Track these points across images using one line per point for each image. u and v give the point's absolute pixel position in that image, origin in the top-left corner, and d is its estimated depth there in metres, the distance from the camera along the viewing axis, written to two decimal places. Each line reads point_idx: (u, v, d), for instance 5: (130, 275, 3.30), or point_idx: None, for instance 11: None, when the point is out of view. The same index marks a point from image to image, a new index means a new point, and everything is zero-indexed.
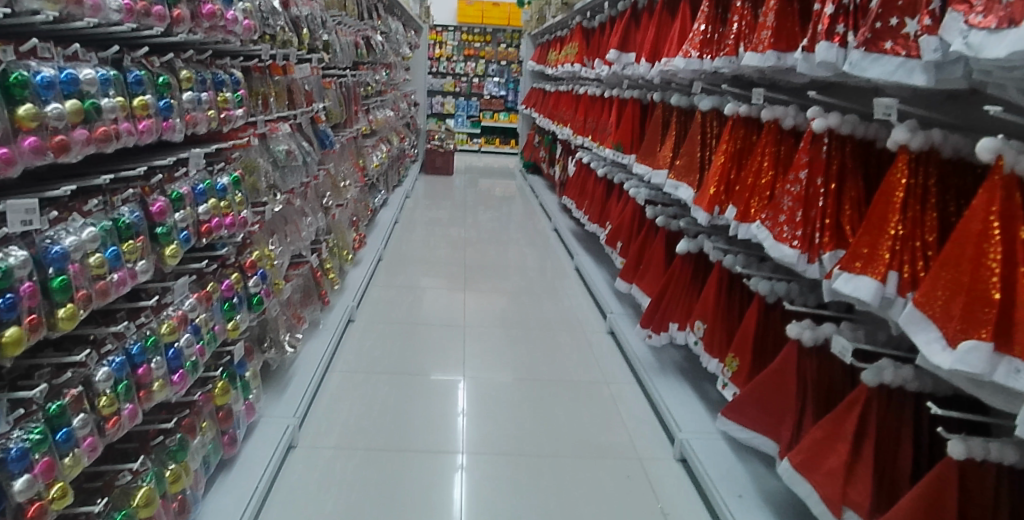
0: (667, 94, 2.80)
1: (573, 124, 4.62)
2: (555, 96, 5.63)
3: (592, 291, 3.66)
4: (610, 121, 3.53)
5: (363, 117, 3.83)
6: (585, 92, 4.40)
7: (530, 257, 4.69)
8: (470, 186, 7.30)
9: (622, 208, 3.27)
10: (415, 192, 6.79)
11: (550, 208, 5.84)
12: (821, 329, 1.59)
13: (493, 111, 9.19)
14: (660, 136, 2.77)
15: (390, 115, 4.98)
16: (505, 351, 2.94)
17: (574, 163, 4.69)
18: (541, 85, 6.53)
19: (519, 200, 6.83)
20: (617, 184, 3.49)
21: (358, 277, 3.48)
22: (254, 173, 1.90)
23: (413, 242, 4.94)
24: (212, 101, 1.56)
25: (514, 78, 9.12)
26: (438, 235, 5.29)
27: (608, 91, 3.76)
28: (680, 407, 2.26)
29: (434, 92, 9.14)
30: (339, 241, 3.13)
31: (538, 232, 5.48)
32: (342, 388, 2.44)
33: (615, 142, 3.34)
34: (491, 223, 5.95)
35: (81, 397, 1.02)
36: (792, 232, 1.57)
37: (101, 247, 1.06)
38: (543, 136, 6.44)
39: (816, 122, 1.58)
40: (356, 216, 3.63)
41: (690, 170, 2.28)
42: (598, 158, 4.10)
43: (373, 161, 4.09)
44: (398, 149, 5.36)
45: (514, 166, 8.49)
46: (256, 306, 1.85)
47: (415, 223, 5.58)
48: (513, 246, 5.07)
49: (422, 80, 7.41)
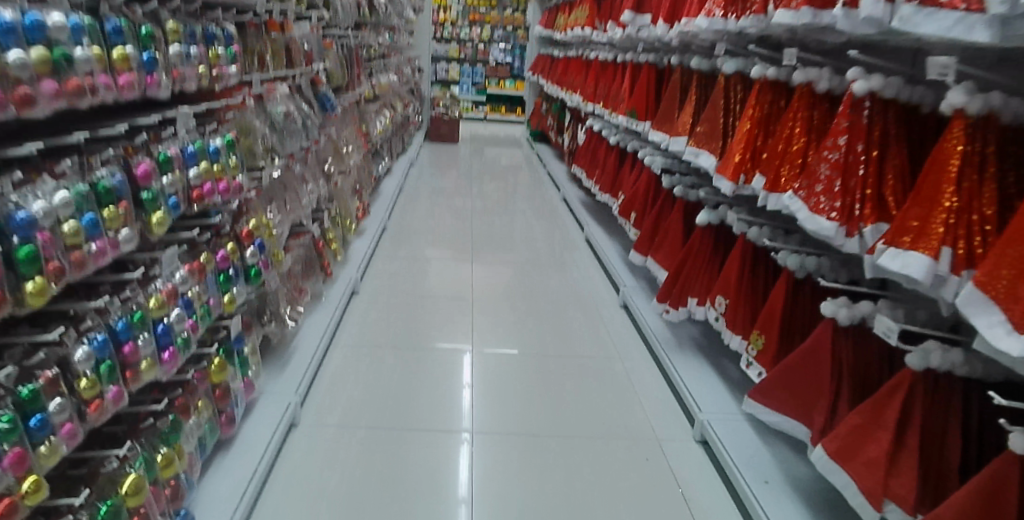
0: (685, 57, 2.65)
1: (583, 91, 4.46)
2: (563, 61, 5.46)
3: (603, 263, 3.56)
4: (623, 87, 3.38)
5: (366, 81, 3.68)
6: (596, 57, 4.24)
7: (538, 228, 4.58)
8: (475, 155, 7.14)
9: (635, 178, 3.15)
10: (420, 160, 6.64)
11: (558, 178, 5.71)
12: (858, 307, 1.50)
13: (499, 78, 8.96)
14: (678, 101, 2.64)
15: (393, 80, 4.82)
16: (513, 324, 2.85)
17: (584, 131, 4.54)
18: (549, 51, 6.34)
19: (525, 169, 6.69)
20: (631, 152, 3.36)
21: (362, 247, 3.37)
22: (251, 135, 1.78)
23: (418, 212, 4.82)
24: (202, 56, 1.44)
25: (520, 44, 8.89)
26: (444, 204, 5.17)
27: (621, 56, 3.60)
28: (696, 386, 2.17)
29: (438, 59, 8.93)
30: (342, 210, 3.02)
31: (545, 202, 5.35)
32: (345, 363, 2.36)
33: (629, 108, 3.20)
34: (497, 192, 5.82)
35: (58, 380, 0.93)
36: (829, 202, 1.45)
37: (78, 215, 0.95)
38: (550, 104, 6.27)
39: (856, 84, 1.44)
40: (360, 183, 3.51)
41: (712, 136, 2.16)
42: (610, 126, 3.96)
43: (376, 127, 3.96)
44: (401, 116, 5.20)
45: (520, 135, 8.31)
46: (252, 278, 1.76)
47: (420, 192, 5.45)
48: (520, 215, 4.96)
49: (426, 45, 7.21)
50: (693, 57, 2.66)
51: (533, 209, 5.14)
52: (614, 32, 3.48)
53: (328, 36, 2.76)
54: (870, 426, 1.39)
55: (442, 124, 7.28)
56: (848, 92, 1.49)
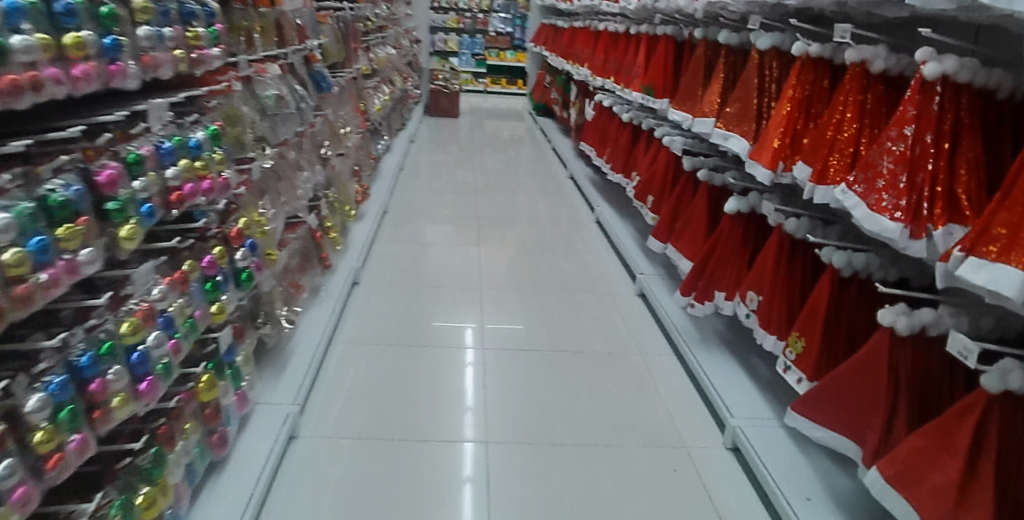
0: (710, 30, 2.45)
1: (591, 64, 4.24)
2: (568, 32, 5.22)
3: (615, 247, 3.39)
4: (638, 61, 3.17)
5: (363, 57, 3.47)
6: (606, 28, 4.01)
7: (544, 206, 4.39)
8: (476, 130, 6.91)
9: (652, 159, 2.97)
10: (420, 135, 6.41)
11: (563, 153, 5.51)
12: (919, 314, 1.33)
13: (499, 49, 8.68)
14: (702, 78, 2.45)
15: (391, 53, 4.59)
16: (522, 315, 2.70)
17: (592, 107, 4.34)
18: (553, 21, 6.08)
19: (528, 144, 6.47)
20: (646, 131, 3.17)
21: (363, 232, 3.19)
22: (239, 124, 1.61)
23: (420, 190, 4.62)
24: (179, 38, 1.26)
25: (521, 14, 8.60)
26: (446, 182, 4.97)
27: (634, 27, 3.39)
28: (726, 387, 2.02)
29: (436, 29, 8.63)
30: (342, 194, 2.84)
31: (550, 179, 5.16)
32: (346, 363, 2.21)
33: (645, 84, 3.00)
34: (500, 168, 5.61)
35: (3, 439, 0.78)
36: (894, 201, 1.28)
37: (21, 239, 0.78)
38: (554, 76, 6.04)
39: (926, 67, 1.25)
40: (359, 165, 3.33)
41: (744, 118, 1.98)
42: (623, 102, 3.75)
43: (374, 104, 3.75)
44: (400, 91, 4.97)
45: (521, 108, 8.06)
46: (245, 283, 1.57)
47: (420, 169, 5.24)
48: (525, 193, 4.76)
49: (424, 15, 6.93)
50: (718, 29, 2.46)
51: (538, 186, 4.95)
52: (627, 2, 3.26)
53: (323, 10, 2.56)
54: (934, 451, 1.24)
55: (441, 96, 7.00)
56: (916, 73, 1.29)
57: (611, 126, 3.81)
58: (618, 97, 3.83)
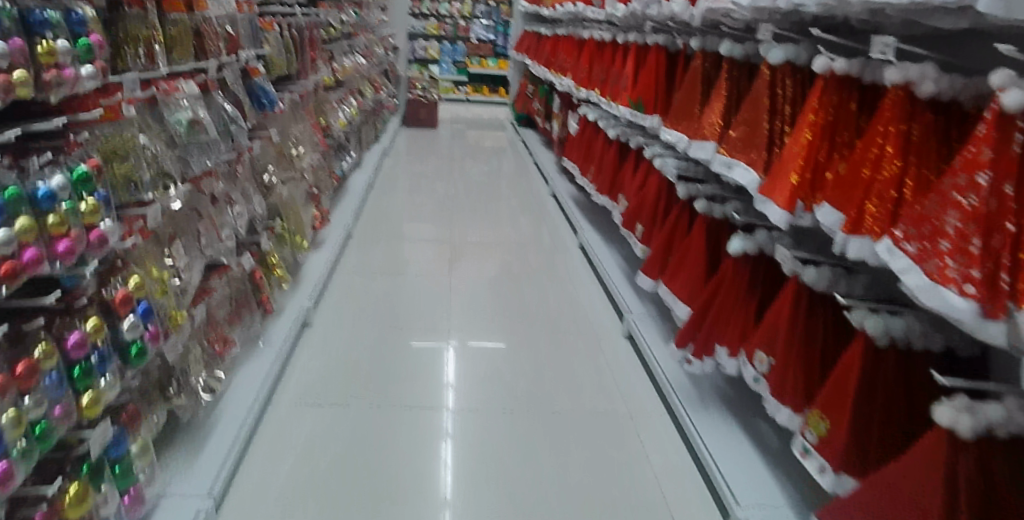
0: (708, 40, 2.17)
1: (576, 75, 3.94)
2: (551, 40, 4.93)
3: (601, 276, 3.08)
4: (627, 72, 2.88)
5: (326, 67, 3.15)
6: (591, 36, 3.72)
7: (525, 225, 4.09)
8: (456, 141, 6.58)
9: (641, 180, 2.68)
10: (397, 146, 6.08)
11: (545, 167, 5.21)
12: (984, 412, 1.05)
13: (481, 57, 8.38)
14: (699, 94, 2.16)
15: (363, 61, 4.28)
16: (507, 348, 2.50)
17: (576, 120, 4.05)
18: (535, 28, 5.80)
19: (510, 156, 6.16)
20: (635, 149, 2.87)
21: (320, 262, 2.85)
22: (132, 157, 1.28)
23: (392, 206, 4.29)
24: (18, 55, 0.92)
25: (504, 20, 8.32)
26: (421, 197, 4.65)
27: (620, 36, 3.10)
28: (731, 461, 1.72)
29: (416, 36, 8.33)
30: (294, 221, 2.51)
31: (533, 194, 4.86)
32: (304, 412, 1.99)
33: (634, 98, 2.70)
34: (480, 181, 5.29)
35: None
36: (960, 270, 0.97)
37: None
38: (536, 86, 5.75)
39: (1006, 96, 0.95)
40: (320, 187, 3.00)
41: (752, 144, 1.70)
42: (609, 117, 3.46)
43: (340, 118, 3.43)
44: (372, 102, 4.64)
45: (503, 117, 7.75)
46: (134, 360, 1.25)
47: (395, 183, 4.92)
48: (504, 210, 4.45)
49: (403, 20, 6.62)
50: (718, 39, 2.17)
51: (519, 202, 4.64)
52: (614, 9, 2.97)
53: (268, 14, 2.23)
54: None
55: (420, 106, 6.66)
56: (993, 102, 0.99)
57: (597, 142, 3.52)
58: (604, 111, 3.53)
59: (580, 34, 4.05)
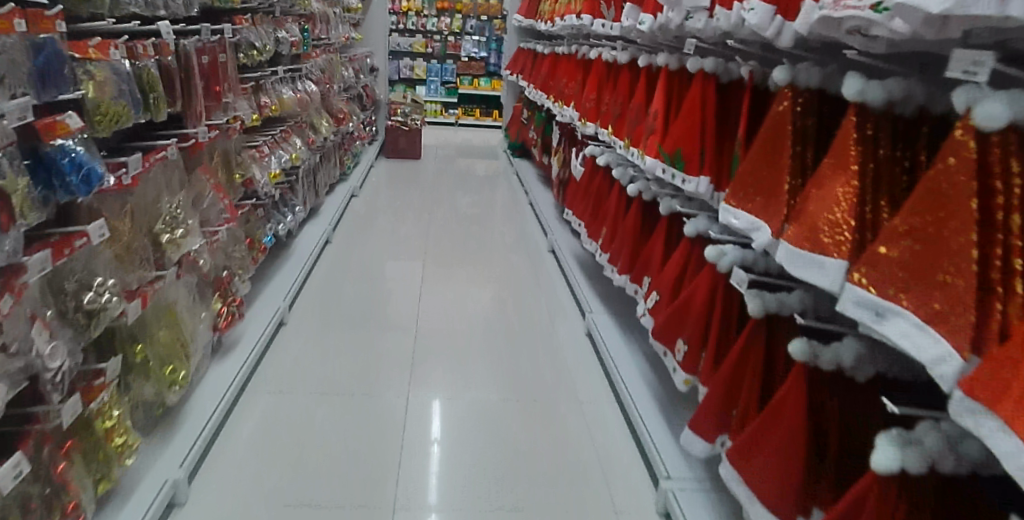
0: (802, 71, 1.37)
1: (580, 105, 3.11)
2: (549, 60, 4.11)
3: (618, 387, 2.23)
4: (655, 108, 2.06)
5: (248, 102, 2.32)
6: (601, 55, 2.88)
7: (518, 287, 3.23)
8: (441, 171, 5.71)
9: (677, 266, 1.88)
10: (374, 176, 5.24)
11: (542, 207, 4.36)
12: None
13: (472, 76, 7.57)
14: (791, 158, 1.34)
15: (320, 89, 3.44)
16: (498, 417, 2.12)
17: (580, 160, 3.21)
18: (531, 45, 5.02)
19: (503, 188, 5.33)
20: (665, 217, 2.06)
21: (227, 382, 1.99)
22: None
23: (356, 260, 3.43)
24: None
25: (497, 36, 7.51)
26: (394, 244, 3.79)
27: (642, 57, 2.28)
28: None
29: (401, 53, 7.52)
30: (161, 340, 1.67)
31: (527, 240, 4.01)
32: (258, 483, 1.72)
33: (670, 147, 1.88)
34: (467, 220, 4.44)
35: None
36: None
37: None
38: (533, 112, 4.93)
39: None
40: (229, 267, 2.16)
41: (928, 292, 0.88)
42: (626, 162, 2.63)
43: (275, 168, 2.57)
44: (335, 136, 3.80)
45: (496, 143, 6.92)
46: None
47: (366, 226, 4.06)
48: (493, 263, 3.60)
49: (382, 37, 5.80)
50: (819, 69, 1.37)
51: (510, 251, 3.80)
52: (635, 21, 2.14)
53: (136, 24, 1.48)
54: None
55: (400, 134, 5.78)
56: None
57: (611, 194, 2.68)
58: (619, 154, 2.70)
59: (585, 54, 3.22)
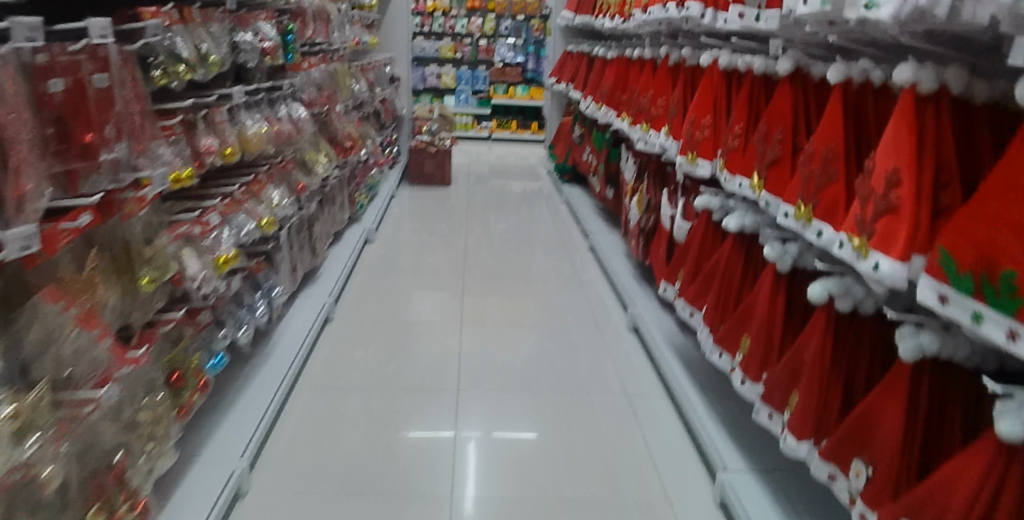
0: None
1: (680, 131, 2.13)
2: (616, 66, 3.14)
3: None
4: (891, 166, 1.12)
5: (171, 149, 1.40)
6: (721, 62, 1.91)
7: (592, 389, 2.21)
8: (475, 196, 4.76)
9: (976, 491, 0.94)
10: (395, 207, 4.29)
11: (602, 246, 3.36)
12: None
13: (507, 83, 6.66)
14: None
15: (320, 112, 2.53)
16: None
17: (679, 203, 2.23)
18: (583, 48, 4.10)
19: (549, 215, 4.36)
20: (907, 364, 1.18)
21: None
22: None
23: (365, 336, 2.48)
24: None
25: (535, 38, 6.57)
26: (417, 302, 2.82)
27: (833, 66, 1.33)
28: None
29: (427, 59, 6.65)
30: None
31: (590, 292, 2.98)
32: None
33: (964, 261, 0.94)
34: (510, 260, 3.47)
35: None
36: None
37: None
38: (587, 130, 3.98)
39: None
40: (122, 439, 1.22)
41: None
42: (778, 229, 1.66)
43: (228, 246, 1.63)
44: (339, 171, 2.89)
45: (536, 161, 5.96)
46: None
47: (384, 276, 3.11)
48: (549, 336, 2.57)
49: (404, 40, 4.90)
50: None
51: (573, 312, 2.79)
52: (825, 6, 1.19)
53: None
54: None
55: (426, 157, 4.73)
56: None
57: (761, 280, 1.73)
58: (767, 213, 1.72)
59: (683, 58, 2.24)
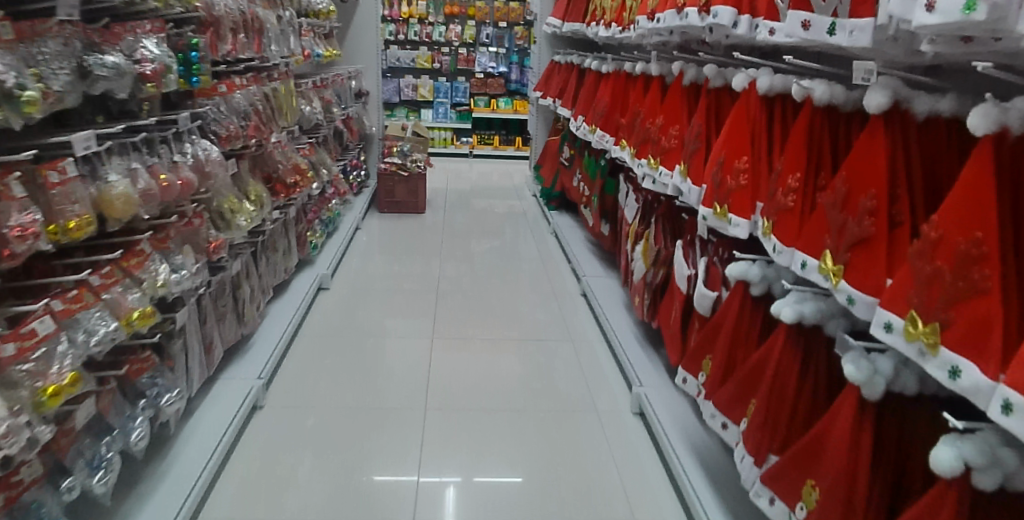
0: None
1: (706, 173, 1.63)
2: (615, 82, 2.65)
3: None
4: None
5: None
6: (764, 86, 1.44)
7: (590, 505, 1.65)
8: (451, 222, 4.25)
9: None
10: (360, 239, 3.76)
11: (595, 288, 2.84)
12: None
13: (488, 96, 6.18)
14: None
15: (256, 144, 2.01)
16: None
17: (703, 262, 1.72)
18: (572, 58, 3.62)
19: (533, 244, 3.85)
20: None
21: None
22: None
23: (299, 423, 1.94)
24: None
25: (519, 47, 6.11)
26: (367, 367, 2.29)
27: (979, 109, 0.84)
28: None
29: (402, 70, 6.16)
30: None
31: (582, 353, 2.45)
32: None
33: None
34: (485, 301, 2.95)
35: None
36: None
37: None
38: (578, 152, 3.49)
39: None
40: None
41: None
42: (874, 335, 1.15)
43: (69, 365, 1.09)
44: (281, 213, 2.37)
45: (520, 180, 5.47)
46: None
47: (334, 330, 2.56)
48: (532, 415, 2.03)
49: (373, 51, 4.40)
50: None
51: (563, 379, 2.25)
52: (968, 10, 0.70)
53: None
54: None
55: (396, 181, 4.21)
56: None
57: (820, 395, 1.27)
58: (836, 302, 1.27)
59: (708, 79, 1.75)
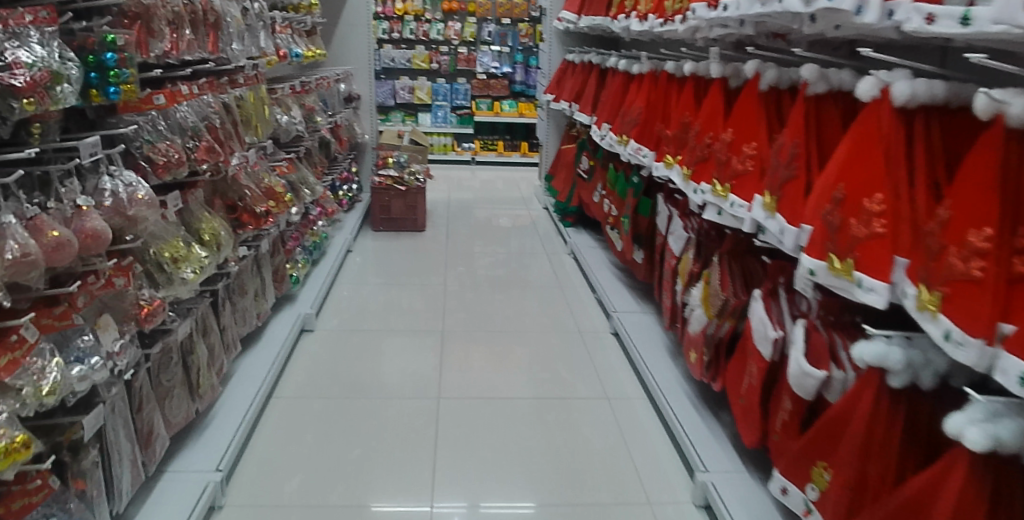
0: None
1: (812, 212, 1.19)
2: (653, 87, 2.22)
3: None
4: None
5: None
6: (902, 93, 1.05)
7: None
8: (453, 237, 3.81)
9: None
10: (352, 260, 3.32)
11: (629, 324, 2.40)
12: None
13: (491, 97, 5.75)
14: None
15: (210, 168, 1.58)
16: None
17: (802, 325, 1.29)
18: (590, 56, 3.19)
19: (546, 262, 3.41)
20: None
21: None
22: None
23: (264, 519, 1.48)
24: None
25: (524, 45, 5.68)
26: (360, 429, 1.83)
27: None
28: None
29: (398, 71, 5.74)
30: None
31: (619, 412, 1.98)
32: None
33: None
34: (499, 334, 2.50)
35: None
36: None
37: None
38: (600, 164, 3.06)
39: None
40: None
41: None
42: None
43: None
44: (247, 247, 1.93)
45: (527, 189, 5.04)
46: None
47: (319, 376, 2.10)
48: (566, 504, 1.58)
49: (365, 50, 3.98)
50: None
51: (601, 449, 1.80)
52: None
53: None
54: None
55: (391, 196, 3.76)
56: None
57: None
58: None
59: (805, 83, 1.30)
